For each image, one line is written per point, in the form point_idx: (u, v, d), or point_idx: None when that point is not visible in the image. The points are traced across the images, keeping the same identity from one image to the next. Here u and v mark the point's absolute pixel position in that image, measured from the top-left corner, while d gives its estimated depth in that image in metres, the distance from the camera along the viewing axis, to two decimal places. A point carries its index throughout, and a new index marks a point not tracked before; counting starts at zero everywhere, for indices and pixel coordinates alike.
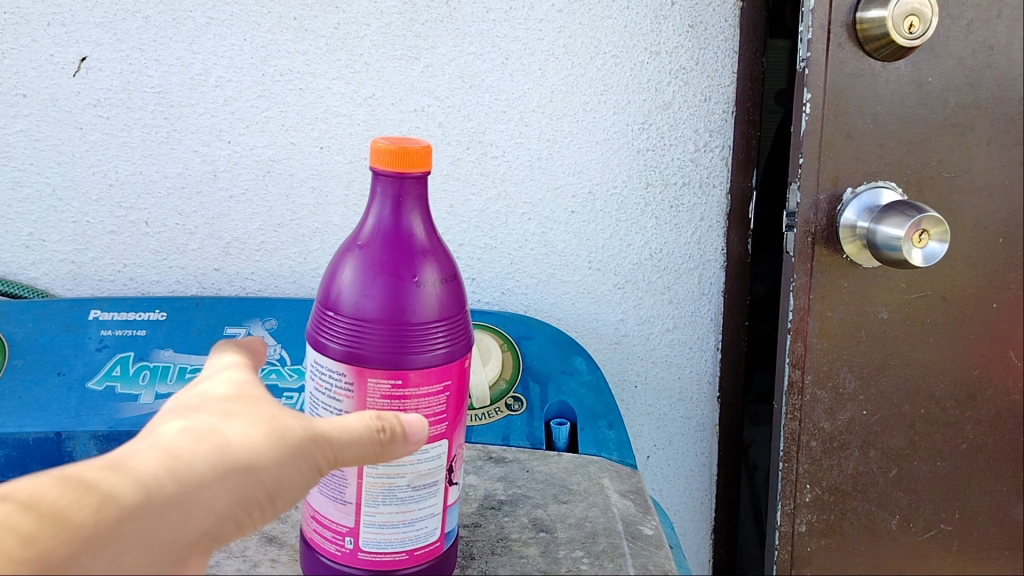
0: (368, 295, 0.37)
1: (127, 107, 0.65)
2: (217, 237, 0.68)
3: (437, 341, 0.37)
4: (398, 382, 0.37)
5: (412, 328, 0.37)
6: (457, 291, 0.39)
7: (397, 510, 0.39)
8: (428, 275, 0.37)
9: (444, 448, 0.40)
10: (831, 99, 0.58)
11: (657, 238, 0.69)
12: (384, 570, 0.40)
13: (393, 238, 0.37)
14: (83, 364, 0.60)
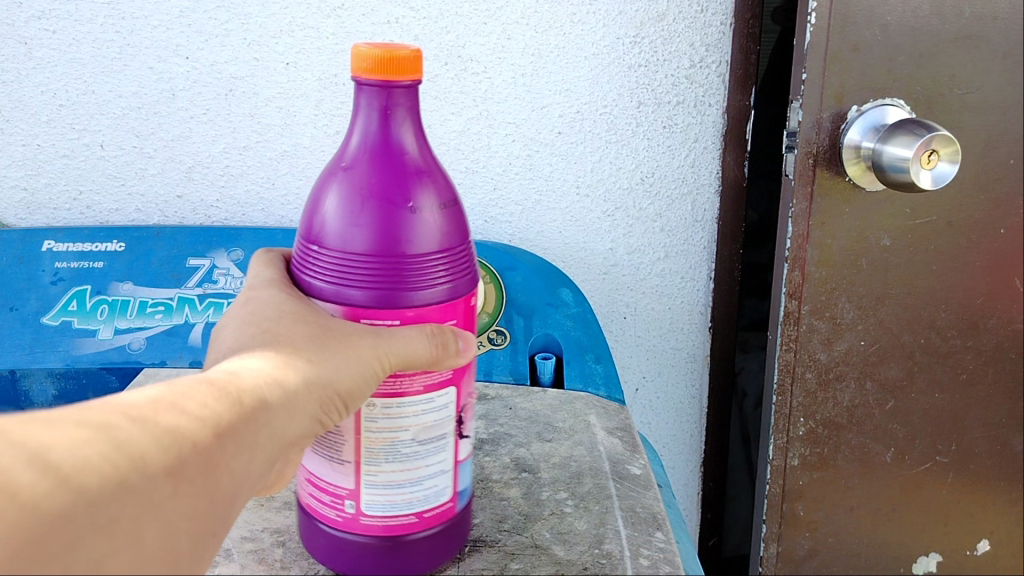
0: (354, 225, 0.31)
1: (75, 19, 0.60)
2: (178, 161, 0.64)
3: (437, 276, 0.32)
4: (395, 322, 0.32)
5: (407, 261, 0.31)
6: (460, 218, 0.33)
7: (401, 468, 0.34)
8: (427, 198, 0.32)
9: (451, 395, 0.35)
10: (839, 8, 0.53)
11: (649, 160, 0.65)
12: (393, 535, 0.35)
13: (383, 155, 0.32)
14: (37, 299, 0.56)
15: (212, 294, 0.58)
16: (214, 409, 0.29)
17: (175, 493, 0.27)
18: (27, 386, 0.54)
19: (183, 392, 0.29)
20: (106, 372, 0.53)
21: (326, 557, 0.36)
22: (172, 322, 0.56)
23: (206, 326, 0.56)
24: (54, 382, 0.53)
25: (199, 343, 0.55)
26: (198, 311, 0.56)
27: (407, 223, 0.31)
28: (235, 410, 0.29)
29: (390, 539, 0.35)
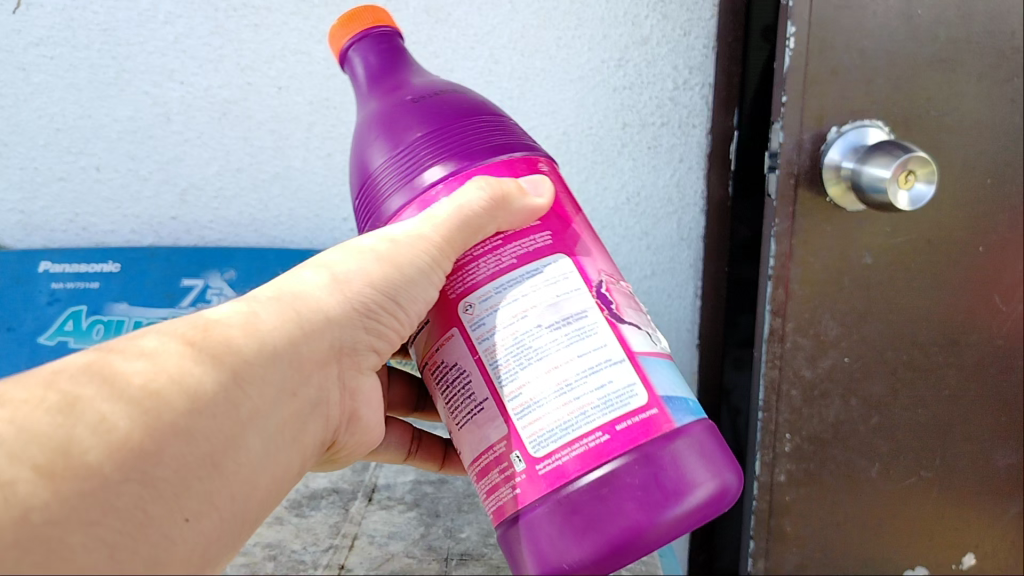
0: (398, 128, 0.40)
1: (71, 45, 0.61)
2: (172, 184, 0.66)
3: (487, 141, 0.40)
4: (462, 174, 0.39)
5: (450, 128, 0.39)
6: (471, 98, 0.42)
7: (562, 360, 0.37)
8: (456, 104, 0.40)
9: (567, 262, 0.39)
10: (817, 33, 0.55)
11: (635, 180, 0.67)
12: (598, 463, 0.36)
13: (389, 83, 0.42)
14: (34, 319, 0.59)
15: None
16: (180, 409, 0.32)
17: (125, 482, 0.30)
18: None
19: (171, 384, 0.33)
20: None
21: (553, 549, 0.35)
22: None
23: None
24: None
25: None
26: None
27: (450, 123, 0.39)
28: (186, 417, 0.32)
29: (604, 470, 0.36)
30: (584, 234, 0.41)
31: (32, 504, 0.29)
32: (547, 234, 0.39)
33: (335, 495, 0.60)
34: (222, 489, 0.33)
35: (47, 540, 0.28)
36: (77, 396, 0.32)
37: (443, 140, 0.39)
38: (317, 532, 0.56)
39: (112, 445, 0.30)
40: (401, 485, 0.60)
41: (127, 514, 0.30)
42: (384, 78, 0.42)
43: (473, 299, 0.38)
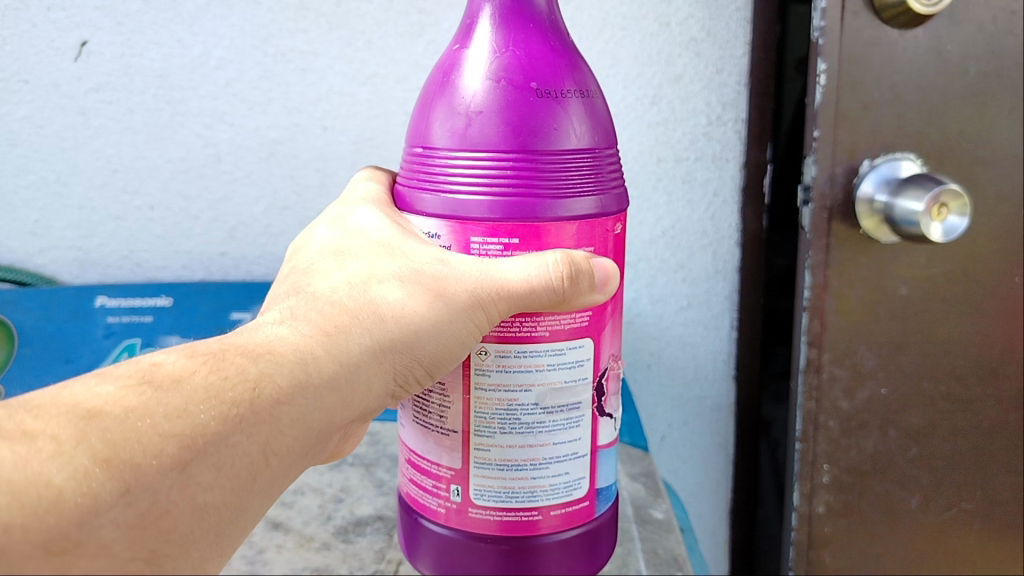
0: (474, 140, 0.40)
1: (128, 90, 0.65)
2: (222, 221, 0.68)
3: (577, 184, 0.41)
4: (519, 239, 0.40)
5: (538, 163, 0.40)
6: (595, 106, 0.42)
7: (541, 385, 0.43)
8: (556, 110, 0.40)
9: (591, 346, 0.44)
10: (848, 69, 0.56)
11: (670, 214, 0.68)
12: (521, 536, 0.45)
13: (562, 47, 0.42)
14: (91, 352, 0.62)
15: None
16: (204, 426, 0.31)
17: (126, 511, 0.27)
18: None
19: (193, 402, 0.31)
20: None
21: (441, 548, 0.47)
22: None
23: None
24: None
25: None
26: None
27: (538, 107, 0.40)
28: (208, 438, 0.31)
29: (517, 538, 0.45)
30: (611, 327, 0.45)
31: (26, 519, 0.25)
32: (591, 248, 0.42)
33: (381, 522, 0.58)
34: (236, 512, 0.31)
35: (74, 541, 0.25)
36: (99, 406, 0.30)
37: (510, 128, 0.39)
38: (363, 557, 0.54)
39: (146, 446, 0.29)
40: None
41: (150, 511, 0.27)
42: (520, 32, 0.41)
43: (490, 349, 0.43)
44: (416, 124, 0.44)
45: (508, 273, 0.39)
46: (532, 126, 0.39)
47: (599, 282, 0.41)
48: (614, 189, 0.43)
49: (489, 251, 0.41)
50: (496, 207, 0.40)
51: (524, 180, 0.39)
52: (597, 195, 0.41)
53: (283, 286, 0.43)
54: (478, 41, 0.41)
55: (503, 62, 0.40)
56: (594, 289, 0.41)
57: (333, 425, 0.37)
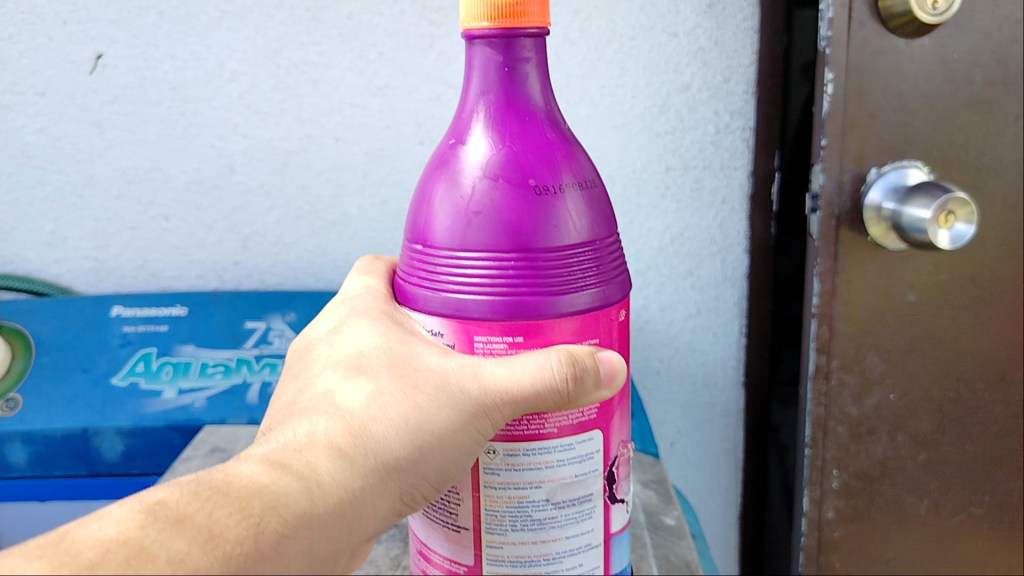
0: (469, 235, 0.36)
1: (143, 103, 0.66)
2: (235, 231, 0.69)
3: (583, 281, 0.36)
4: (516, 341, 0.36)
5: (541, 263, 0.35)
6: (599, 194, 0.38)
7: (552, 481, 0.39)
8: (558, 204, 0.36)
9: (600, 438, 0.40)
10: (855, 78, 0.56)
11: (678, 222, 0.69)
12: None
13: (563, 134, 0.37)
14: (107, 361, 0.61)
15: (269, 354, 0.62)
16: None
17: None
18: (97, 443, 0.58)
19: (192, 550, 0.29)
20: (170, 430, 0.58)
21: None
22: (232, 380, 0.61)
23: (263, 386, 0.61)
24: (123, 439, 0.58)
25: (256, 402, 0.60)
26: (255, 371, 0.61)
27: (539, 205, 0.35)
28: None
29: None
30: (619, 412, 0.41)
31: None
32: (597, 341, 0.38)
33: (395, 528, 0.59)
34: None
35: None
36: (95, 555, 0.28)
37: (508, 229, 0.35)
38: (379, 564, 0.55)
39: None
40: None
41: None
42: (516, 121, 0.36)
43: (498, 447, 0.38)
44: (412, 215, 0.39)
45: (511, 373, 0.36)
46: (533, 228, 0.35)
47: (607, 377, 0.37)
48: (622, 276, 0.39)
49: (493, 349, 0.37)
50: (496, 309, 0.36)
51: (525, 282, 0.35)
52: (606, 287, 0.37)
53: (279, 400, 0.40)
54: (477, 126, 0.37)
55: (496, 157, 0.36)
56: (604, 387, 0.37)
57: (342, 557, 0.33)
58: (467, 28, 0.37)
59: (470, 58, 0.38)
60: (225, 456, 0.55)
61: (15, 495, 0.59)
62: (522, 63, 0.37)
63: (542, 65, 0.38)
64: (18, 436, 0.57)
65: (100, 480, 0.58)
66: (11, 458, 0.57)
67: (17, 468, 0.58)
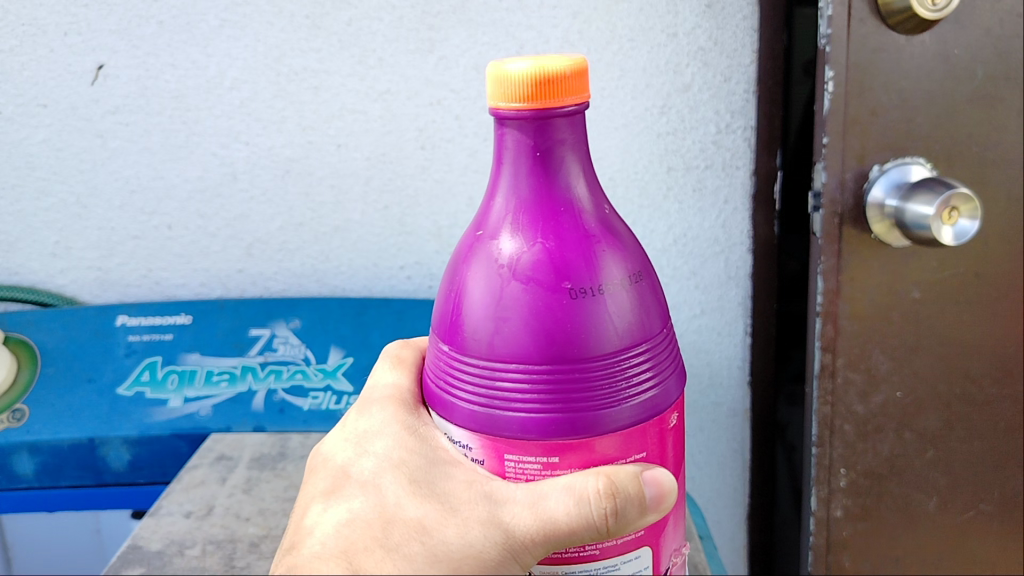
0: (500, 346, 0.33)
1: (145, 112, 0.66)
2: (238, 239, 0.70)
3: (627, 392, 0.34)
4: (553, 460, 0.34)
5: (578, 377, 0.33)
6: (645, 289, 0.35)
7: None
8: (596, 310, 0.33)
9: (649, 555, 0.38)
10: (856, 75, 0.56)
11: (681, 222, 0.69)
12: None
13: (603, 225, 0.35)
14: (113, 370, 0.61)
15: (273, 362, 0.63)
16: None
17: None
18: (104, 452, 0.58)
19: None
20: (177, 438, 0.59)
21: None
22: (237, 389, 0.61)
23: (268, 392, 0.61)
24: (130, 448, 0.58)
25: (262, 409, 0.61)
26: (260, 377, 0.62)
27: (575, 311, 0.33)
28: None
29: None
30: (671, 524, 0.40)
31: None
32: (643, 453, 0.35)
33: None
34: None
35: None
36: None
37: (541, 339, 0.33)
38: None
39: None
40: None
41: None
42: (549, 214, 0.34)
43: (540, 568, 0.38)
44: (442, 311, 0.37)
45: (551, 504, 0.35)
46: (567, 336, 0.33)
47: (651, 502, 0.35)
48: (671, 372, 0.36)
49: (526, 470, 0.35)
50: (531, 426, 0.33)
51: (563, 395, 0.33)
52: (651, 390, 0.35)
53: (329, 479, 0.41)
54: (509, 222, 0.34)
55: (526, 256, 0.33)
56: (646, 511, 0.35)
57: None
58: (496, 108, 0.34)
59: (502, 144, 0.35)
60: (233, 465, 0.57)
61: (24, 506, 0.59)
62: (555, 149, 0.34)
63: (579, 150, 0.35)
64: (25, 447, 0.57)
65: (108, 489, 0.59)
66: (19, 470, 0.58)
67: (24, 479, 0.58)
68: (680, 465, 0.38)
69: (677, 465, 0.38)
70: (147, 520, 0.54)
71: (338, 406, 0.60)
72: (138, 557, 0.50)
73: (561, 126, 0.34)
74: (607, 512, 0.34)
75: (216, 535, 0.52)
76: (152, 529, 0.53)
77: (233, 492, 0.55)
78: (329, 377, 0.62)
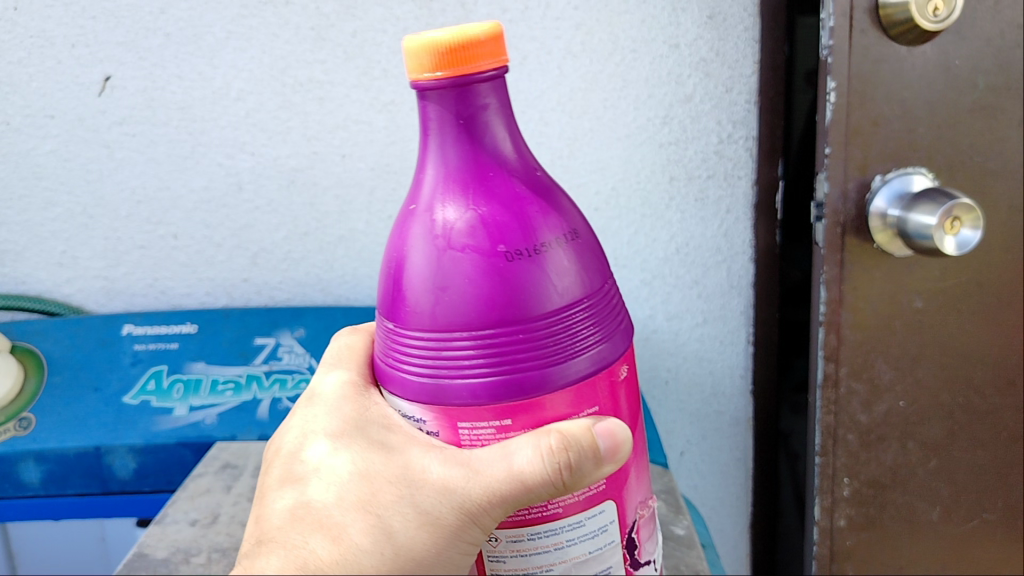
0: (443, 316, 0.33)
1: (152, 123, 0.67)
2: (244, 249, 0.70)
3: (575, 348, 0.33)
4: (507, 422, 0.34)
5: (522, 339, 0.33)
6: (585, 245, 0.35)
7: (561, 560, 0.38)
8: (536, 267, 0.33)
9: (614, 509, 0.38)
10: (857, 87, 0.56)
11: (683, 232, 0.69)
12: None
13: (535, 183, 0.34)
14: (119, 379, 0.61)
15: (278, 370, 0.62)
16: None
17: None
18: (110, 461, 0.58)
19: None
20: (182, 447, 0.59)
21: None
22: (242, 398, 0.61)
23: (272, 401, 0.60)
24: (135, 457, 0.58)
25: (266, 418, 0.60)
26: (264, 386, 0.61)
27: (513, 271, 0.32)
28: None
29: None
30: (635, 476, 0.39)
31: None
32: (594, 409, 0.35)
33: None
34: None
35: None
36: None
37: (481, 303, 0.32)
38: None
39: None
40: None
41: None
42: (478, 179, 0.34)
43: (501, 533, 0.38)
44: (382, 292, 0.36)
45: (504, 463, 0.35)
46: (508, 296, 0.32)
47: (607, 453, 0.35)
48: (618, 328, 0.36)
49: (480, 435, 0.35)
50: (478, 392, 0.33)
51: (507, 356, 0.33)
52: (599, 345, 0.34)
53: (286, 461, 0.41)
54: (441, 192, 0.34)
55: (459, 223, 0.33)
56: (604, 462, 0.35)
57: None
58: (414, 82, 0.34)
59: (425, 116, 0.35)
60: (238, 474, 0.57)
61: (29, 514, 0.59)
62: (477, 112, 0.34)
63: (502, 111, 0.35)
64: (31, 455, 0.57)
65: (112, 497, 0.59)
66: (25, 478, 0.58)
67: (31, 487, 0.59)
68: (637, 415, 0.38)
69: (633, 418, 0.38)
70: (152, 528, 0.54)
71: None
72: (144, 564, 0.50)
73: (481, 89, 0.34)
74: (559, 467, 0.34)
75: (220, 543, 0.52)
76: (158, 537, 0.53)
77: (238, 500, 0.55)
78: None
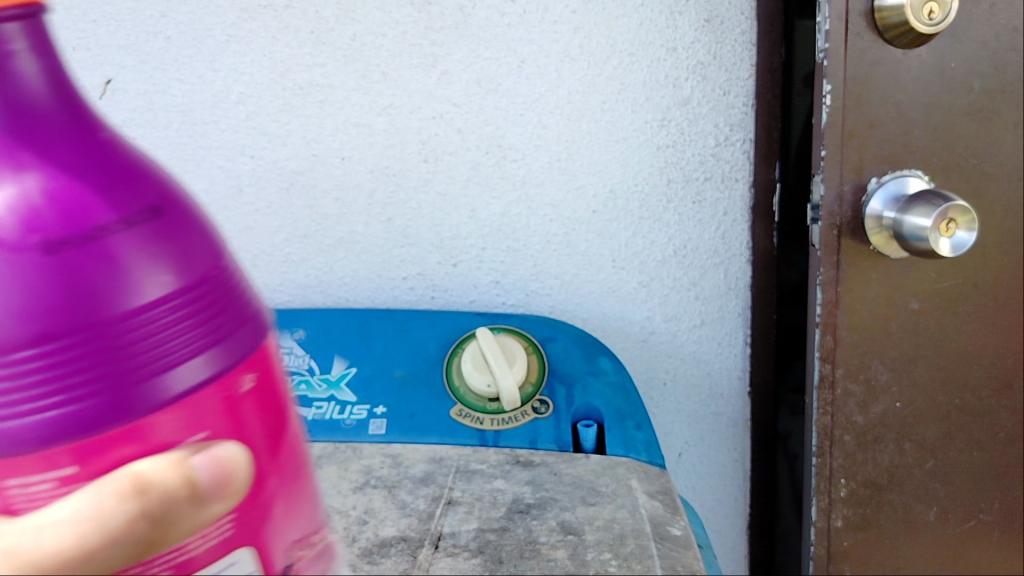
0: None
1: (151, 126, 0.67)
2: (245, 251, 0.71)
3: (176, 358, 0.23)
4: (59, 478, 0.23)
5: (78, 360, 0.22)
6: (172, 222, 0.24)
7: None
8: (76, 256, 0.22)
9: (250, 558, 0.26)
10: (852, 89, 0.57)
11: (681, 234, 0.69)
12: None
13: (76, 138, 0.24)
14: None
15: None
16: None
17: None
18: None
19: None
20: None
21: None
22: None
23: None
24: None
25: None
26: None
27: (58, 264, 0.22)
28: None
29: None
30: (281, 505, 0.28)
31: None
32: (206, 433, 0.25)
33: None
34: None
35: None
36: None
37: (38, 313, 0.22)
38: None
39: None
40: (504, 493, 0.50)
41: None
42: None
43: None
44: None
45: (48, 524, 0.24)
46: (61, 299, 0.22)
47: (214, 490, 0.25)
48: (234, 325, 0.25)
49: (33, 494, 0.24)
50: (37, 434, 0.22)
51: (71, 374, 0.22)
52: (207, 354, 0.24)
53: None
54: None
55: (17, 200, 0.22)
56: (216, 501, 0.25)
57: None
58: None
59: None
60: None
61: None
62: None
63: (39, 43, 0.24)
64: None
65: None
66: None
67: None
68: (298, 440, 0.29)
69: (274, 435, 0.28)
70: None
71: (342, 415, 0.59)
72: None
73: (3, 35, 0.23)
74: (134, 516, 0.25)
75: None
76: None
77: None
78: (332, 388, 0.61)
